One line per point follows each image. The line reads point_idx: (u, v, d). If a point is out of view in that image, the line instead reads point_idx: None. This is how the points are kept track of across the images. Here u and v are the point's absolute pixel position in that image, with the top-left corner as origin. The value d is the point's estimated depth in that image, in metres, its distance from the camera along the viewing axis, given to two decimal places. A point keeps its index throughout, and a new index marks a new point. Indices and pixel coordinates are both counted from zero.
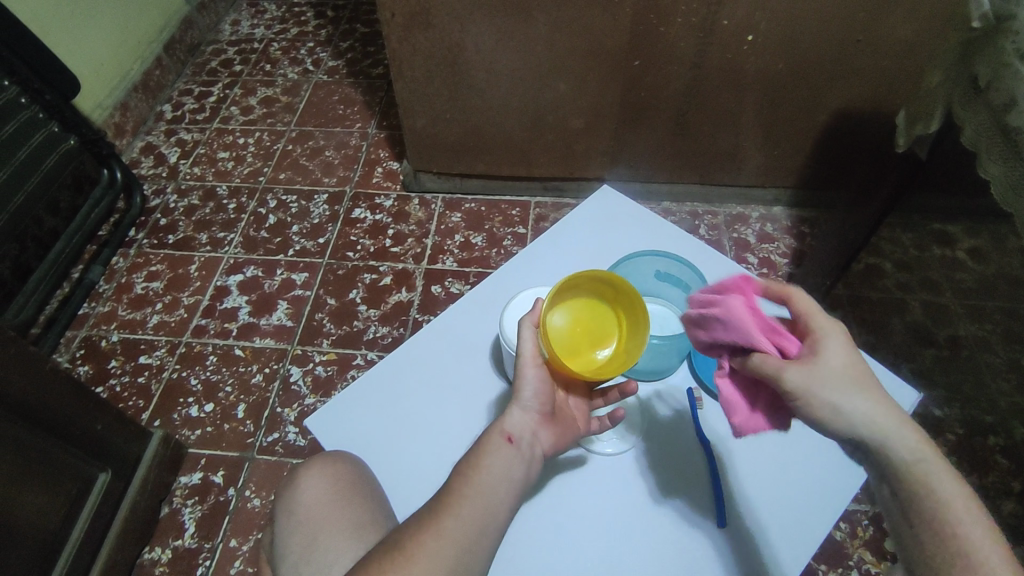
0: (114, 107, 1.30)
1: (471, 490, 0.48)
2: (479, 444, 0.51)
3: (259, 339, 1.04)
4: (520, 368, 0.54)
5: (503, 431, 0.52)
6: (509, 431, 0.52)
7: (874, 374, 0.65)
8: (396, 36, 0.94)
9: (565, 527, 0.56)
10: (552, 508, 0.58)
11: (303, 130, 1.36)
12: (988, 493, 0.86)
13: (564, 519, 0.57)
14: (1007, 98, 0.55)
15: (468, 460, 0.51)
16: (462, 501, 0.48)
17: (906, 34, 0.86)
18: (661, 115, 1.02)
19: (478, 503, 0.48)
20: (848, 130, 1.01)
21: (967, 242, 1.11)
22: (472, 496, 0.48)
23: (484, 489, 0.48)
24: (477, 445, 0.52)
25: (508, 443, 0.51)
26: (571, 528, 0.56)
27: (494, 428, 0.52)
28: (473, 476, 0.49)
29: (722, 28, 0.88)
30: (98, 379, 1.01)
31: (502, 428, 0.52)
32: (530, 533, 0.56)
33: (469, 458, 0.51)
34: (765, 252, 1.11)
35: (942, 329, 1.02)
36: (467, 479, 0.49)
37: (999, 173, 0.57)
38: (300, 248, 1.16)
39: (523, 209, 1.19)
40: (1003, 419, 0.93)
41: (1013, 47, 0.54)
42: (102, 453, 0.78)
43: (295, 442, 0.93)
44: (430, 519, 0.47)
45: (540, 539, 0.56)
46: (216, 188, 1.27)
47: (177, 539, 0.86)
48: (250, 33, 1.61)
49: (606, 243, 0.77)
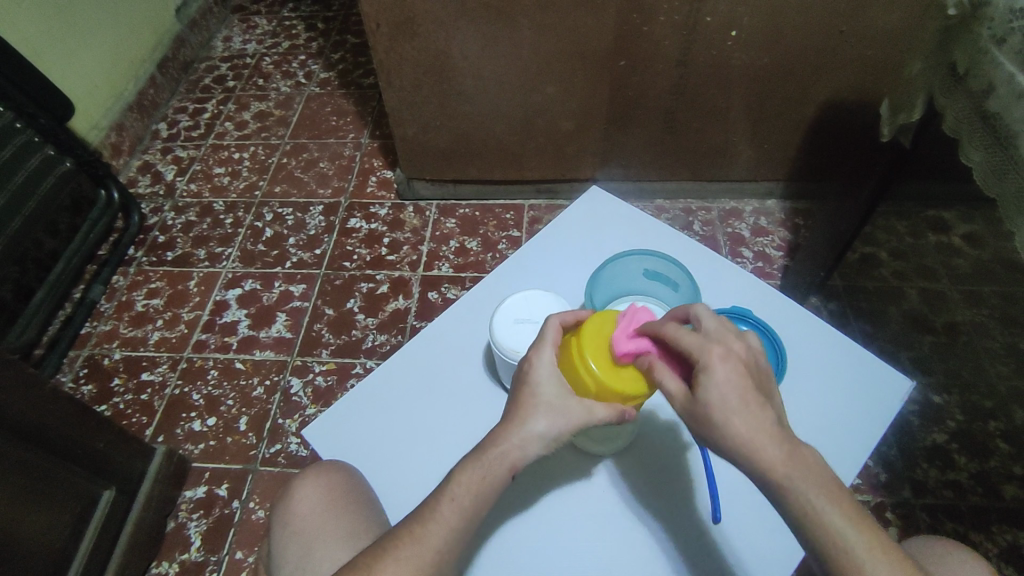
0: (111, 127, 1.31)
1: (457, 520, 0.47)
2: (480, 463, 0.48)
3: (260, 352, 1.05)
4: (569, 430, 0.48)
5: (512, 466, 0.48)
6: (517, 468, 0.48)
7: (863, 366, 0.65)
8: (382, 47, 0.94)
9: (533, 535, 0.55)
10: (523, 512, 0.57)
11: (297, 142, 1.37)
12: (990, 478, 0.86)
13: (536, 525, 0.56)
14: (984, 85, 0.55)
15: (459, 480, 0.48)
16: (441, 528, 0.47)
17: (889, 24, 0.86)
18: (649, 113, 1.02)
19: (457, 532, 0.47)
20: (835, 121, 1.01)
21: (964, 227, 1.11)
22: (456, 527, 0.47)
23: (466, 519, 0.47)
24: (481, 463, 0.48)
25: (510, 478, 0.48)
26: (538, 536, 0.55)
27: (502, 451, 0.48)
28: (464, 508, 0.47)
29: (705, 24, 0.88)
30: (101, 398, 1.02)
31: (510, 457, 0.48)
32: (496, 534, 0.55)
33: (461, 474, 0.48)
34: (760, 245, 1.11)
35: (940, 315, 1.02)
36: (454, 507, 0.47)
37: (980, 159, 0.58)
38: (297, 259, 1.17)
39: (517, 212, 1.20)
40: (1003, 403, 0.92)
41: (989, 33, 0.54)
42: (105, 470, 0.79)
43: (297, 452, 0.94)
44: (410, 545, 0.46)
45: (511, 544, 0.55)
46: (213, 204, 1.28)
47: (184, 553, 0.87)
48: (242, 48, 1.63)
49: (594, 244, 0.78)
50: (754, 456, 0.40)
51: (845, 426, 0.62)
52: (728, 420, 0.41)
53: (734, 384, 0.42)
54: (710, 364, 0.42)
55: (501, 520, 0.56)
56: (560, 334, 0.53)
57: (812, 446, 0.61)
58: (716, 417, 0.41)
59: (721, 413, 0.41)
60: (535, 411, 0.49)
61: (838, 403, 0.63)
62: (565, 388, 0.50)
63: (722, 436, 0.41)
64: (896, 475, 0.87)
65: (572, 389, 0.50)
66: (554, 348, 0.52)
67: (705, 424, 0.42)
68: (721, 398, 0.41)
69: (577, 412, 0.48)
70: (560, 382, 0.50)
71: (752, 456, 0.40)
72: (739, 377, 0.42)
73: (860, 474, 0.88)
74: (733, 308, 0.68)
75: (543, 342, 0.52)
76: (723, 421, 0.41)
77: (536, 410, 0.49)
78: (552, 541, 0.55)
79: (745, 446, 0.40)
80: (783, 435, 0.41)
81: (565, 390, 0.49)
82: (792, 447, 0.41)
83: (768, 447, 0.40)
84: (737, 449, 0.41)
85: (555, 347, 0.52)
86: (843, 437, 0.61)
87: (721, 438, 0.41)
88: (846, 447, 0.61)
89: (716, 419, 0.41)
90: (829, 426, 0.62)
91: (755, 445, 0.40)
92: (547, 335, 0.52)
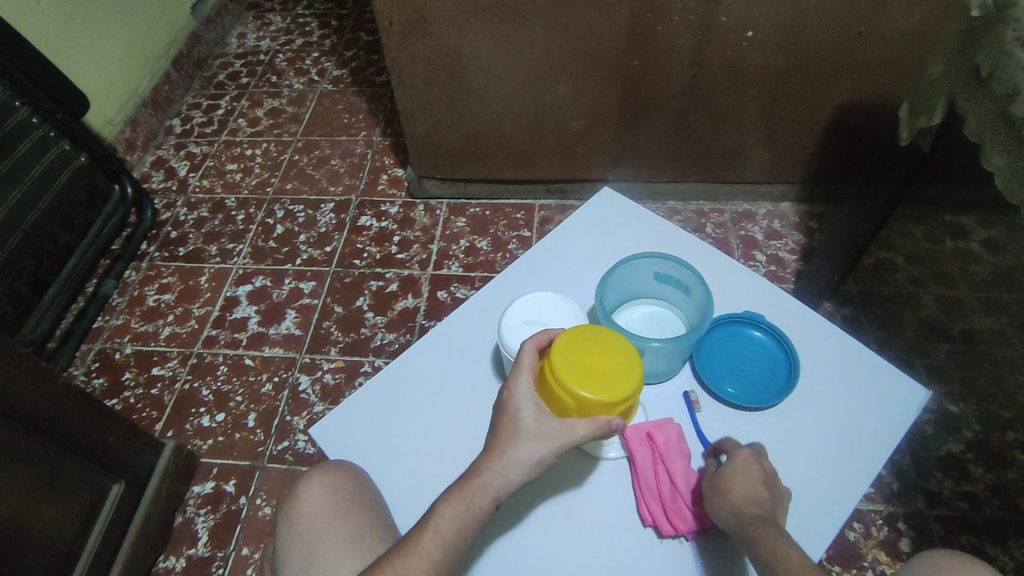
0: (125, 123, 1.32)
1: (439, 553, 0.47)
2: (464, 494, 0.48)
3: (269, 349, 1.05)
4: (551, 452, 0.49)
5: (496, 496, 0.48)
6: (502, 498, 0.48)
7: (876, 373, 0.64)
8: (395, 45, 0.94)
9: (528, 550, 0.56)
10: (515, 527, 0.57)
11: (309, 140, 1.38)
12: (1007, 489, 0.84)
13: (541, 530, 0.56)
14: (1008, 88, 0.54)
15: (443, 511, 0.48)
16: (423, 563, 0.47)
17: (909, 25, 0.85)
18: (662, 114, 1.01)
19: (438, 567, 0.47)
20: (853, 123, 0.99)
21: (982, 233, 1.09)
22: (438, 561, 0.47)
23: (450, 551, 0.47)
24: (464, 496, 0.48)
25: (494, 509, 0.48)
26: (533, 549, 0.56)
27: (484, 482, 0.48)
28: (446, 541, 0.47)
29: (721, 24, 0.87)
30: (112, 392, 1.03)
31: (492, 487, 0.48)
32: (496, 544, 0.56)
33: (444, 505, 0.48)
34: (773, 249, 1.10)
35: (957, 323, 1.00)
36: (436, 539, 0.47)
37: (1002, 164, 0.57)
38: (307, 257, 1.17)
39: (527, 212, 1.19)
40: (1021, 414, 0.90)
41: (1013, 35, 0.53)
42: (115, 464, 0.79)
43: (305, 450, 0.94)
44: None
45: (515, 550, 0.56)
46: (225, 200, 1.29)
47: (191, 548, 0.87)
48: (256, 45, 1.63)
49: (605, 246, 0.77)
50: (743, 513, 0.50)
51: (858, 434, 0.61)
52: (737, 488, 0.52)
53: (749, 469, 0.53)
54: (736, 453, 0.54)
55: (496, 534, 0.56)
56: (535, 358, 0.54)
57: (822, 455, 0.60)
58: (725, 483, 0.52)
59: (729, 482, 0.52)
60: (514, 439, 0.49)
61: (851, 410, 0.62)
62: (544, 411, 0.51)
63: (726, 498, 0.52)
64: (910, 485, 0.85)
65: (553, 413, 0.51)
66: (531, 374, 0.53)
67: (716, 490, 0.53)
68: (734, 476, 0.53)
69: (556, 432, 0.49)
70: (538, 407, 0.51)
71: (738, 514, 0.50)
72: (755, 467, 0.53)
73: (873, 484, 0.86)
74: (745, 313, 0.69)
75: (520, 370, 0.53)
76: (728, 489, 0.52)
77: (516, 438, 0.49)
78: (547, 554, 0.55)
79: (737, 507, 0.51)
80: (771, 515, 0.50)
81: (544, 413, 0.50)
82: (772, 523, 0.50)
83: (752, 511, 0.50)
84: (735, 510, 0.51)
85: (530, 373, 0.53)
86: (853, 446, 0.60)
87: (725, 501, 0.52)
88: (855, 457, 0.59)
89: (724, 485, 0.52)
90: (843, 435, 0.61)
91: (745, 509, 0.50)
92: (523, 361, 0.53)
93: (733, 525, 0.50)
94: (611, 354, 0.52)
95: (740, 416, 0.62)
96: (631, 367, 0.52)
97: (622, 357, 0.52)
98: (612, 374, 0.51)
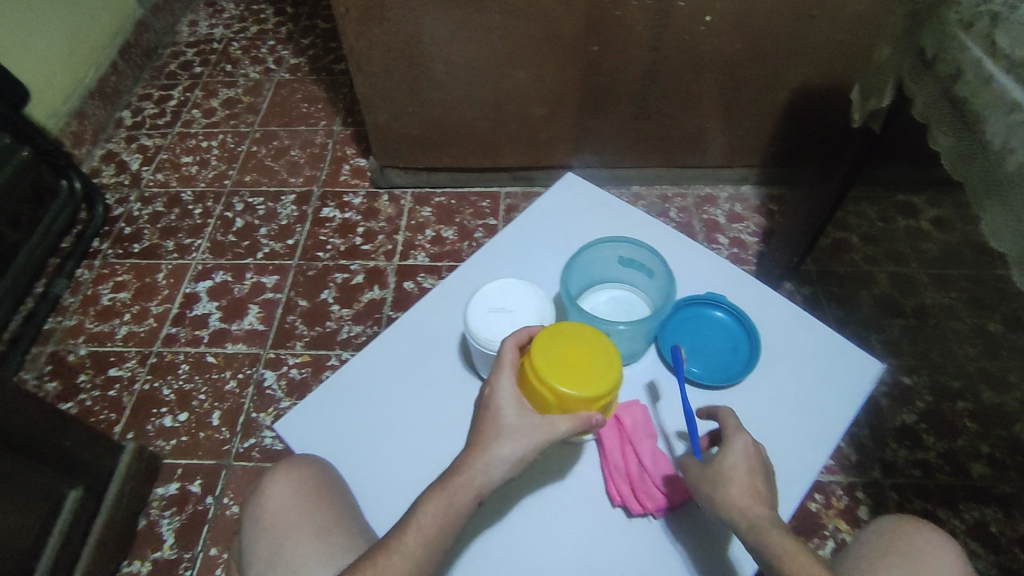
0: (71, 115, 1.27)
1: (421, 548, 0.47)
2: (444, 489, 0.48)
3: (232, 345, 1.03)
4: (533, 448, 0.49)
5: (478, 493, 0.48)
6: (484, 494, 0.48)
7: (834, 350, 0.66)
8: (352, 32, 0.92)
9: (509, 544, 0.56)
10: (496, 522, 0.57)
11: (267, 130, 1.34)
12: (958, 457, 0.88)
13: (521, 524, 0.57)
14: (952, 69, 0.56)
15: (424, 509, 0.48)
16: (403, 560, 0.47)
17: (858, 9, 0.87)
18: (622, 99, 1.02)
19: (419, 563, 0.47)
20: (809, 106, 1.01)
21: (932, 212, 1.13)
22: (418, 558, 0.47)
23: (431, 548, 0.47)
24: (445, 493, 0.48)
25: (476, 504, 0.48)
26: (514, 544, 0.56)
27: (466, 479, 0.48)
28: (428, 538, 0.47)
29: (677, 9, 0.87)
30: (67, 395, 0.99)
31: (474, 484, 0.48)
32: (476, 540, 0.56)
33: (426, 503, 0.48)
34: (735, 232, 1.12)
35: (910, 299, 1.04)
36: (418, 536, 0.47)
37: (948, 144, 0.59)
38: (269, 250, 1.15)
39: (492, 200, 1.19)
40: (970, 383, 0.95)
41: (956, 17, 0.55)
42: (74, 468, 0.77)
43: (272, 446, 0.92)
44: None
45: (496, 545, 0.56)
46: (181, 194, 1.25)
47: (157, 550, 0.85)
48: (208, 33, 1.58)
49: (570, 232, 0.77)
50: (747, 510, 0.49)
51: (818, 408, 0.63)
52: (737, 481, 0.50)
53: (750, 460, 0.52)
54: (733, 440, 0.52)
55: (476, 530, 0.56)
56: (516, 355, 0.54)
57: (785, 430, 0.61)
58: (727, 475, 0.51)
59: (733, 473, 0.51)
60: (496, 437, 0.49)
61: (810, 387, 0.64)
62: (526, 407, 0.51)
63: (728, 492, 0.50)
64: (867, 456, 0.88)
65: (534, 409, 0.51)
66: (512, 371, 0.53)
67: (716, 482, 0.51)
68: (735, 466, 0.51)
69: (538, 430, 0.49)
70: (520, 404, 0.51)
71: (740, 509, 0.49)
72: (754, 457, 0.52)
73: (832, 456, 0.89)
74: (707, 294, 0.70)
75: (501, 367, 0.53)
76: (730, 482, 0.50)
77: (498, 435, 0.49)
78: (528, 548, 0.56)
79: (740, 502, 0.49)
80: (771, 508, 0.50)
81: (525, 409, 0.51)
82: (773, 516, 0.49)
83: (756, 506, 0.49)
84: (737, 505, 0.49)
85: (511, 370, 0.53)
86: (813, 421, 0.62)
87: (726, 494, 0.50)
88: (816, 431, 0.61)
89: (725, 476, 0.51)
90: (804, 411, 0.62)
91: (747, 503, 0.49)
92: (504, 359, 0.53)
93: (734, 521, 0.49)
94: (590, 350, 0.53)
95: (705, 397, 0.64)
96: (610, 362, 0.52)
97: (602, 353, 0.53)
98: (591, 370, 0.51)
